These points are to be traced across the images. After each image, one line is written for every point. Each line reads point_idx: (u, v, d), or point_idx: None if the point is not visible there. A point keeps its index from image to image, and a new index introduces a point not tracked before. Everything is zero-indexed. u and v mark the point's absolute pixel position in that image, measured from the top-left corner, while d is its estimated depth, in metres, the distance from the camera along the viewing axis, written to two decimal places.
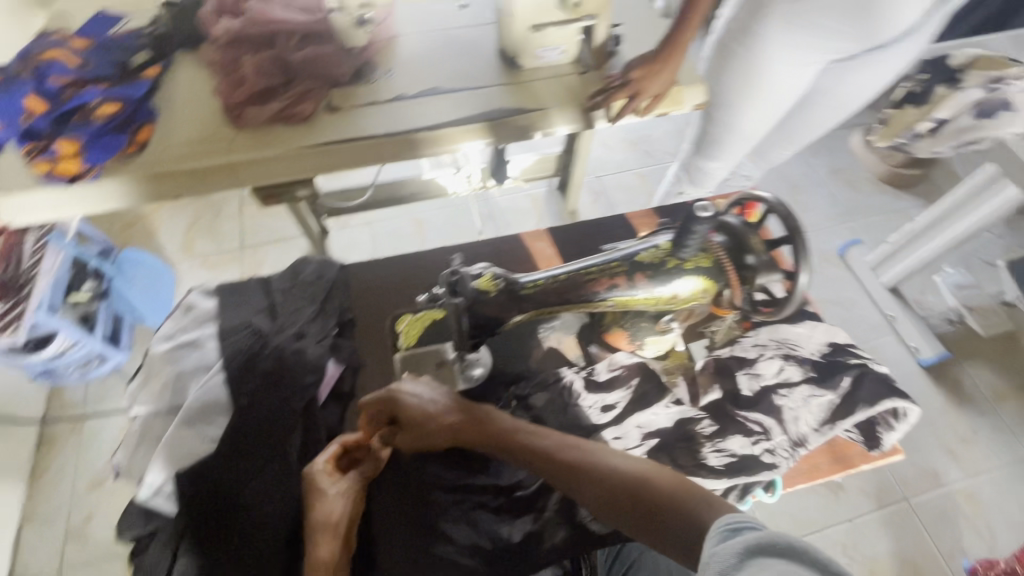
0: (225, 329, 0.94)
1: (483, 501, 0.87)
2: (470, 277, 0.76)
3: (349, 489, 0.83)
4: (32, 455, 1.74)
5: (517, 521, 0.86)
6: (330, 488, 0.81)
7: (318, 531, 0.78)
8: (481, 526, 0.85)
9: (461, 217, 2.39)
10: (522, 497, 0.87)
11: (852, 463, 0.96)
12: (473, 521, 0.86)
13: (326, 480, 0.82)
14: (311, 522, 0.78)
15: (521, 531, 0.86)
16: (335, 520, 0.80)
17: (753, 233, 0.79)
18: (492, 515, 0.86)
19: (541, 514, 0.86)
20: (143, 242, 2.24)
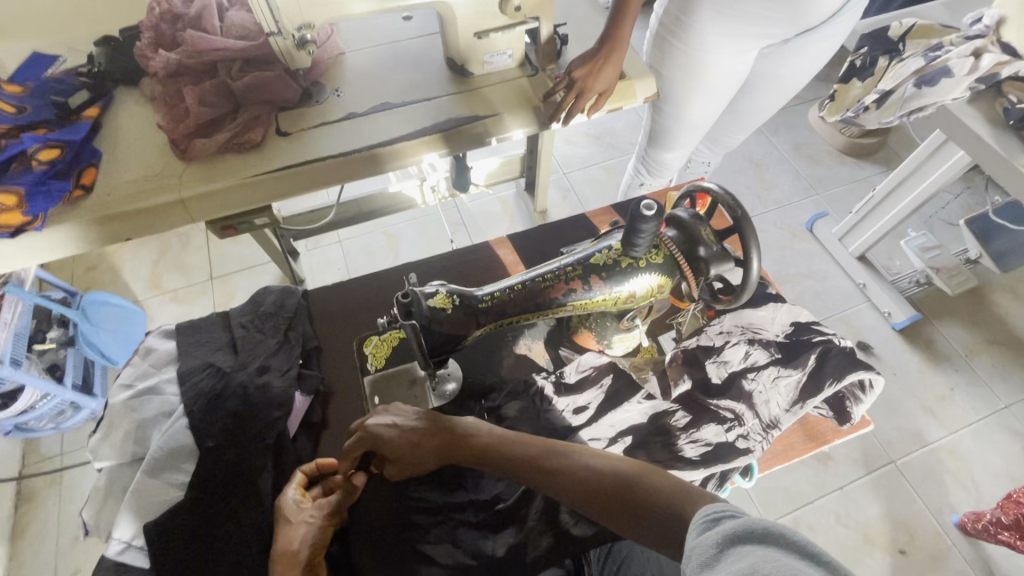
0: (184, 371, 0.92)
1: (464, 519, 0.86)
2: (424, 297, 0.74)
3: (319, 517, 0.78)
4: (12, 514, 1.69)
5: (500, 535, 0.86)
6: (293, 516, 0.78)
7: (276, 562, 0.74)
8: (464, 544, 0.85)
9: (433, 227, 2.38)
10: (503, 510, 0.87)
11: (825, 439, 0.97)
12: (456, 540, 0.85)
13: (292, 507, 0.79)
14: (274, 551, 0.76)
15: (505, 545, 0.85)
16: (297, 549, 0.75)
17: (702, 225, 0.80)
18: (474, 531, 0.86)
19: (523, 525, 0.86)
20: (109, 283, 2.19)
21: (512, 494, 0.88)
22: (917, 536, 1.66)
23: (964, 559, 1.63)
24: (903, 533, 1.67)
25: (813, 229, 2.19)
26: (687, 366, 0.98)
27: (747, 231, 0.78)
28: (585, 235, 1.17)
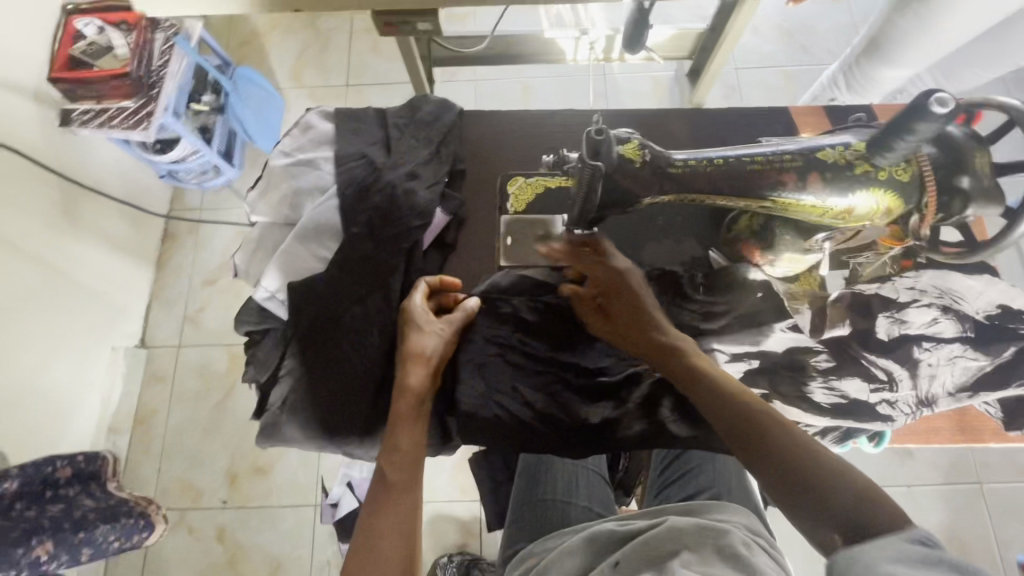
0: (340, 155, 0.92)
1: (564, 377, 0.87)
2: (616, 142, 0.65)
3: (444, 332, 0.83)
4: (159, 245, 1.96)
5: (595, 405, 0.87)
6: (426, 324, 0.82)
7: (411, 361, 0.80)
8: (562, 401, 0.86)
9: (574, 89, 2.17)
10: (604, 384, 0.87)
11: (980, 438, 0.86)
12: (553, 394, 0.87)
13: (422, 314, 0.83)
14: (405, 349, 0.81)
15: (598, 415, 0.86)
16: (427, 355, 0.81)
17: (977, 150, 0.63)
18: (572, 393, 0.87)
19: (621, 404, 0.86)
20: (257, 62, 2.24)
21: (617, 373, 0.88)
22: (969, 556, 1.55)
23: None
24: (954, 548, 1.56)
25: None
26: (852, 312, 0.85)
27: None
28: (777, 134, 1.00)
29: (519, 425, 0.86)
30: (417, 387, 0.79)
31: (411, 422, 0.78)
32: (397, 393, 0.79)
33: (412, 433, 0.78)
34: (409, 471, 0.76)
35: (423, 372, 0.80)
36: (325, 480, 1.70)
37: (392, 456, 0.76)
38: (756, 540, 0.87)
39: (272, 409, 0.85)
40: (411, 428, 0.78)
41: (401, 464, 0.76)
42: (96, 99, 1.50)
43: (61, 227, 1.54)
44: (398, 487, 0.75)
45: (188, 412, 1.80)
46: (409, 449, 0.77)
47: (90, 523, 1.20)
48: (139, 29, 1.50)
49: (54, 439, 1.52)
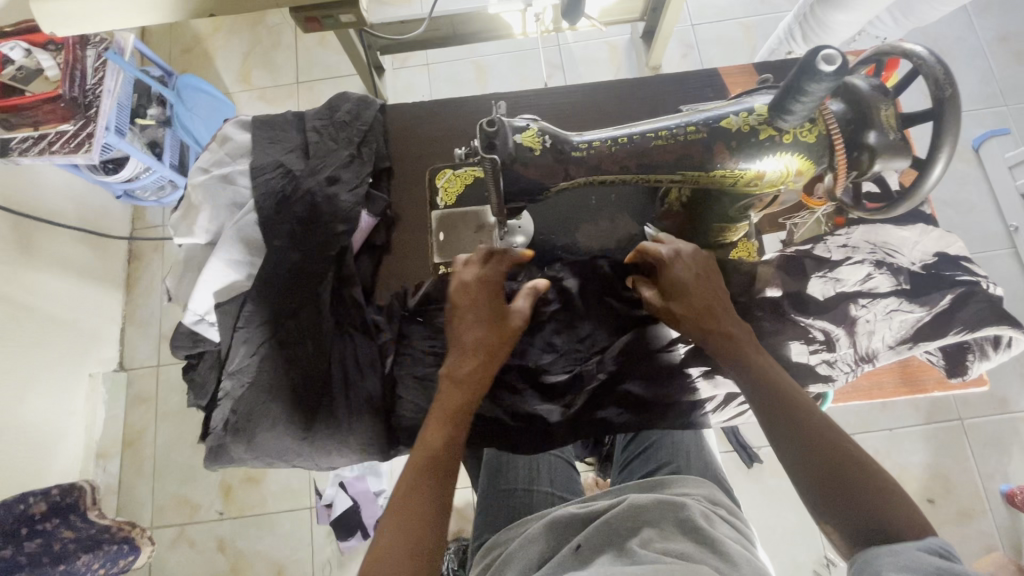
0: (255, 167, 0.89)
1: (504, 378, 0.87)
2: (512, 130, 0.63)
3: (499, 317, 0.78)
4: (125, 266, 1.92)
5: (543, 404, 0.86)
6: (480, 308, 0.78)
7: (462, 349, 0.77)
8: (502, 402, 0.86)
9: (528, 62, 2.11)
10: (547, 382, 0.87)
11: (924, 389, 0.88)
12: (494, 398, 0.86)
13: (475, 296, 0.78)
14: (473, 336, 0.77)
15: (540, 409, 0.86)
16: (482, 344, 0.76)
17: (884, 103, 0.61)
18: (514, 394, 0.86)
19: (567, 407, 0.86)
20: (201, 68, 2.17)
21: (559, 369, 0.87)
22: (953, 491, 1.57)
23: (994, 524, 1.54)
24: (938, 485, 1.58)
25: (978, 149, 1.78)
26: (788, 276, 0.84)
27: (945, 118, 0.59)
28: (709, 98, 0.97)
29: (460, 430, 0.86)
30: (468, 376, 0.75)
31: (458, 412, 0.74)
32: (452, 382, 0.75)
33: (451, 420, 0.73)
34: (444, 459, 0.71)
35: (479, 360, 0.76)
36: (317, 483, 1.69)
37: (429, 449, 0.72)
38: (713, 509, 0.88)
39: (215, 432, 0.84)
40: (453, 419, 0.73)
41: (440, 455, 0.71)
42: (33, 125, 1.43)
43: (16, 261, 1.50)
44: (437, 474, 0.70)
45: (175, 430, 1.78)
46: (449, 438, 0.72)
47: (70, 555, 1.23)
48: (68, 48, 1.45)
49: (40, 471, 1.50)
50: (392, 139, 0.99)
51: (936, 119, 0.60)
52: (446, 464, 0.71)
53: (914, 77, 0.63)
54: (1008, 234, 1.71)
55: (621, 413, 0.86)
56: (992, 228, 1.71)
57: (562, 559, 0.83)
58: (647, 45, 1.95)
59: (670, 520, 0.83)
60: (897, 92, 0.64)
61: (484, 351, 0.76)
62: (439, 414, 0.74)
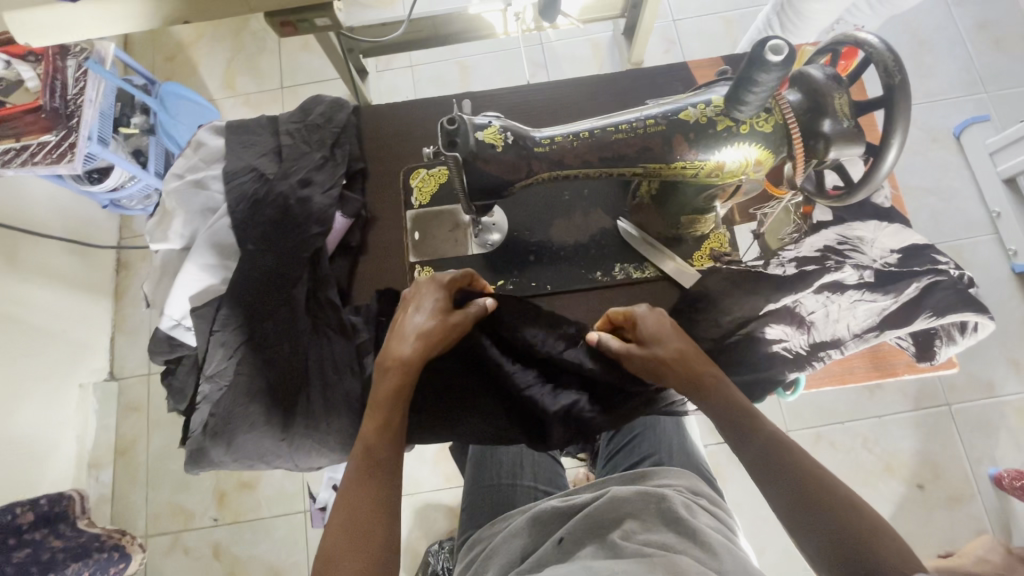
0: (228, 172, 0.90)
1: (482, 382, 0.87)
2: (474, 127, 0.64)
3: (444, 307, 0.79)
4: (113, 275, 1.92)
5: (524, 410, 0.86)
6: (423, 303, 0.79)
7: (396, 338, 0.76)
8: (483, 410, 0.86)
9: (512, 62, 2.11)
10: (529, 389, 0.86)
11: (895, 372, 0.89)
12: (477, 407, 0.86)
13: (416, 298, 0.79)
14: (403, 331, 0.77)
15: (521, 419, 0.86)
16: (416, 330, 0.76)
17: (838, 91, 0.62)
18: (494, 397, 0.87)
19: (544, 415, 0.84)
20: (185, 76, 2.17)
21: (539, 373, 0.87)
22: (943, 476, 1.58)
23: (984, 508, 1.55)
24: (928, 470, 1.59)
25: (958, 137, 1.80)
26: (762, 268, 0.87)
27: (896, 105, 0.60)
28: (679, 91, 0.97)
29: (450, 432, 0.86)
30: (402, 357, 0.75)
31: (389, 396, 0.73)
32: (383, 368, 0.75)
33: (387, 412, 0.73)
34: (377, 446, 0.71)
35: (417, 342, 0.76)
36: (311, 486, 1.70)
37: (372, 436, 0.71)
38: (693, 498, 0.88)
39: (195, 435, 0.84)
40: (386, 405, 0.73)
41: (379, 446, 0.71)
42: (15, 137, 1.40)
43: (2, 273, 1.50)
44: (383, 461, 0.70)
45: (167, 438, 1.78)
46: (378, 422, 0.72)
47: (60, 563, 1.24)
48: (48, 58, 1.46)
49: (31, 483, 1.50)
50: (365, 140, 1.00)
51: (890, 106, 0.61)
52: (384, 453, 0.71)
53: (868, 65, 0.65)
54: (991, 220, 1.73)
55: (605, 421, 0.84)
56: (975, 214, 1.73)
57: (547, 555, 0.83)
58: (629, 41, 1.95)
59: (649, 512, 0.83)
60: (851, 80, 0.66)
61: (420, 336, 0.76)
62: (373, 402, 0.74)
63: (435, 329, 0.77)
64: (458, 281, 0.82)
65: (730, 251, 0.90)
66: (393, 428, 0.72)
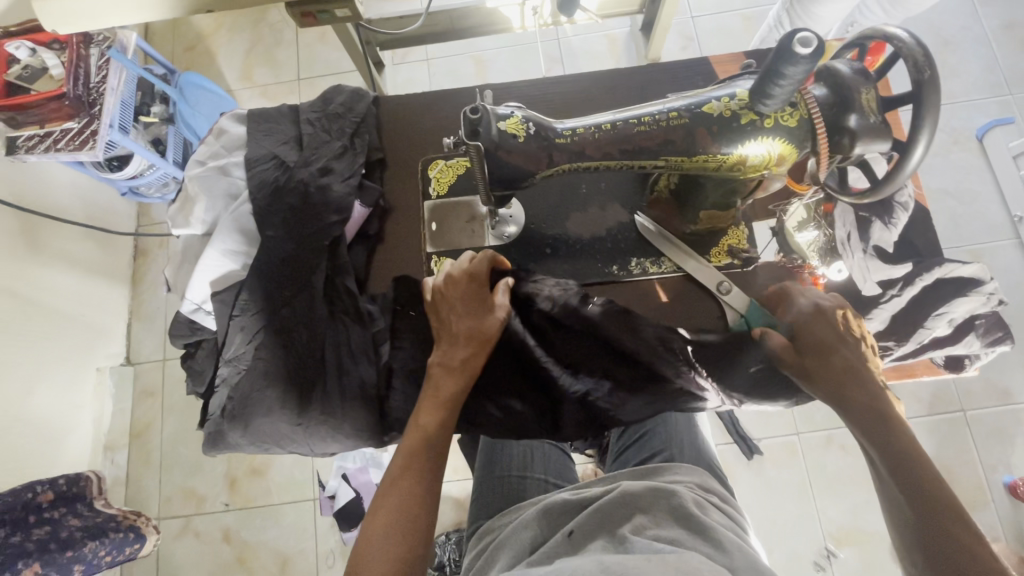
0: (250, 159, 0.91)
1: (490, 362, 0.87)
2: (496, 117, 0.64)
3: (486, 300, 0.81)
4: (131, 262, 1.94)
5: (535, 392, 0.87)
6: (462, 294, 0.81)
7: (454, 339, 0.79)
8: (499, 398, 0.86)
9: (528, 56, 2.10)
10: (546, 377, 0.86)
11: (914, 373, 0.94)
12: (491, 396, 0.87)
13: (454, 291, 0.81)
14: (466, 333, 0.79)
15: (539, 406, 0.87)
16: (475, 333, 0.79)
17: (864, 86, 0.62)
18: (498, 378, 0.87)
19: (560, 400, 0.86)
20: (203, 66, 2.19)
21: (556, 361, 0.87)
22: (956, 483, 1.56)
23: (997, 516, 1.53)
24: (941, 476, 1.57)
25: (981, 139, 1.77)
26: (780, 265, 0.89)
27: (924, 101, 0.59)
28: (700, 86, 0.97)
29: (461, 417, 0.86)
30: (456, 357, 0.78)
31: (454, 396, 0.77)
32: (445, 370, 0.78)
33: (443, 404, 0.76)
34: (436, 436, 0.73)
35: (467, 330, 0.79)
36: (321, 474, 1.72)
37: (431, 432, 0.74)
38: (704, 495, 0.88)
39: (214, 418, 0.86)
40: (444, 402, 0.76)
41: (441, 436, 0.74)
42: (38, 124, 1.46)
43: (24, 257, 1.53)
44: (434, 456, 0.72)
45: (180, 423, 1.81)
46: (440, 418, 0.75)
47: (77, 542, 1.25)
48: (71, 47, 1.48)
49: (48, 462, 1.53)
50: (385, 131, 1.01)
51: (918, 101, 0.60)
52: (440, 441, 0.73)
53: (896, 61, 0.64)
54: (1013, 225, 1.70)
55: (621, 411, 0.84)
56: (996, 218, 1.70)
57: (556, 544, 0.83)
58: (647, 38, 1.94)
59: (661, 505, 0.84)
60: (879, 76, 0.65)
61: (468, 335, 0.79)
62: (435, 399, 0.76)
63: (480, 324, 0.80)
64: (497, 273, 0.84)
65: (746, 247, 0.89)
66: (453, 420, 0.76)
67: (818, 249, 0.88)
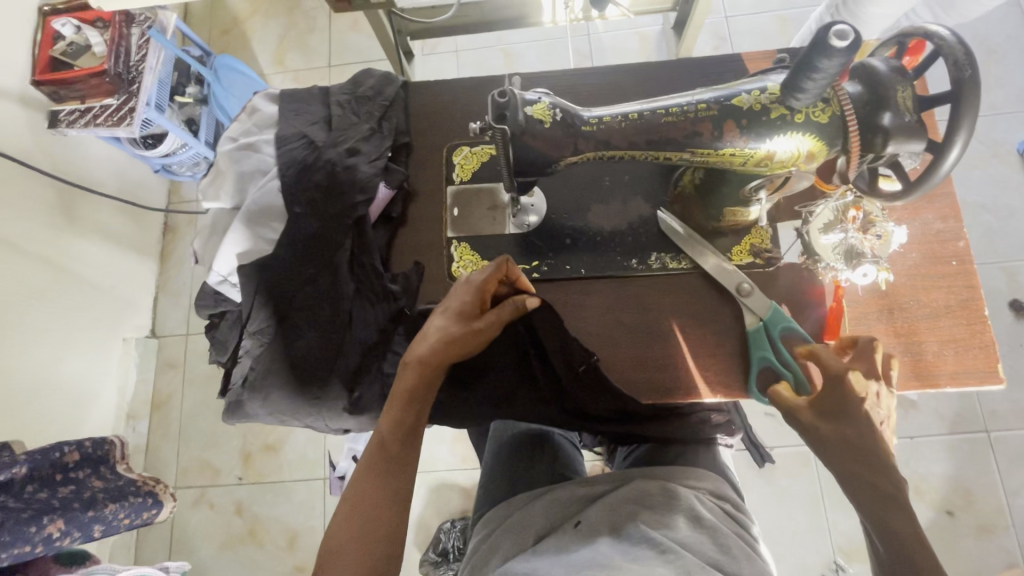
0: (280, 137, 0.93)
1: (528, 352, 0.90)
2: (523, 102, 0.65)
3: (472, 324, 0.80)
4: (161, 238, 2.00)
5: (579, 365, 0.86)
6: (438, 324, 0.80)
7: (388, 404, 0.77)
8: (521, 379, 0.90)
9: (556, 50, 2.10)
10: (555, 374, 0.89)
11: (936, 383, 0.82)
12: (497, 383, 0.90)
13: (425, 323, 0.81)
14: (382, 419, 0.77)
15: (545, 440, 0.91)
16: (384, 427, 0.76)
17: (900, 84, 0.60)
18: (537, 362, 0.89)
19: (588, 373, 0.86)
20: (239, 50, 2.23)
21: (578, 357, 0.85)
22: (976, 505, 1.52)
23: (1017, 541, 1.48)
24: (959, 497, 1.53)
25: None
26: (791, 270, 0.89)
27: (963, 100, 0.58)
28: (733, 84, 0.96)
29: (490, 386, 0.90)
30: (385, 433, 0.75)
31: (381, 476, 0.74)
32: (373, 454, 0.75)
33: (390, 501, 0.73)
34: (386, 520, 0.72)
35: (413, 376, 0.78)
36: (332, 454, 1.75)
37: (365, 495, 0.72)
38: (719, 507, 0.85)
39: (234, 388, 0.89)
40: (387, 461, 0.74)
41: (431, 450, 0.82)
42: (80, 99, 1.52)
43: (61, 228, 1.58)
44: (377, 519, 0.71)
45: (200, 396, 1.85)
46: (381, 495, 0.73)
47: (99, 502, 1.18)
48: (114, 25, 1.53)
49: (73, 426, 1.59)
50: (412, 116, 1.02)
51: (957, 101, 0.59)
52: (393, 530, 0.72)
53: (938, 58, 0.62)
54: None
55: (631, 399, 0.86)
56: None
57: (563, 535, 0.81)
58: (678, 37, 1.90)
59: (639, 495, 0.84)
60: (916, 74, 0.64)
61: (403, 400, 0.77)
62: (359, 489, 0.73)
63: (449, 348, 0.79)
64: (441, 312, 0.81)
65: (770, 248, 0.89)
66: (395, 476, 0.74)
67: (842, 251, 0.84)
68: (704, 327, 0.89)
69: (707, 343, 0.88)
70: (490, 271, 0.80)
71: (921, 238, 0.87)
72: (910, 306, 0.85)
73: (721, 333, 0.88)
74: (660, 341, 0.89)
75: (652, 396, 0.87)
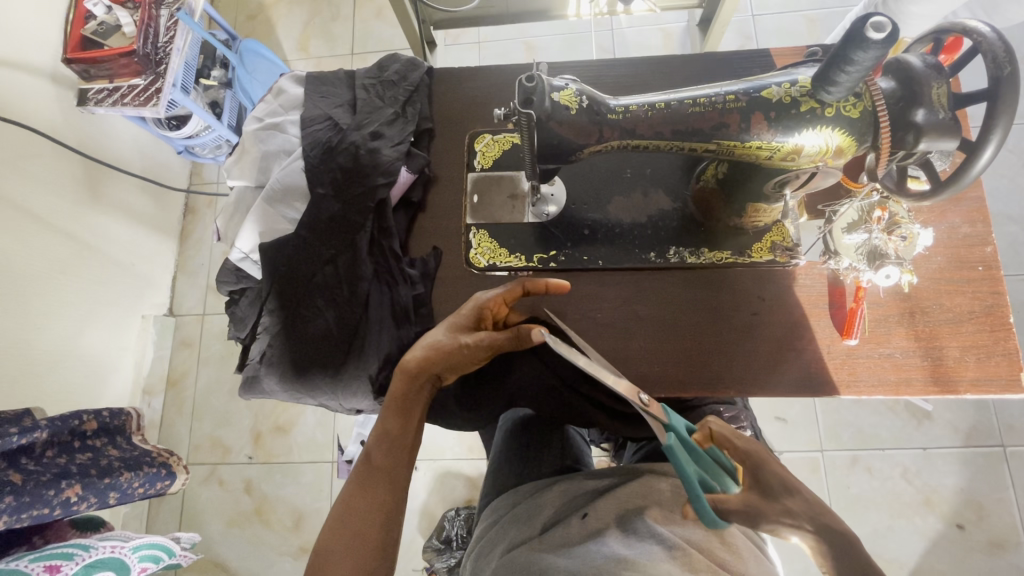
0: (305, 119, 0.94)
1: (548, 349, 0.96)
2: (551, 87, 0.65)
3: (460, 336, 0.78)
4: (181, 218, 2.03)
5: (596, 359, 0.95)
6: (431, 334, 0.81)
7: (381, 412, 0.79)
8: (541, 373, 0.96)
9: (578, 44, 2.08)
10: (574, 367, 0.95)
11: (956, 390, 0.81)
12: (517, 377, 0.96)
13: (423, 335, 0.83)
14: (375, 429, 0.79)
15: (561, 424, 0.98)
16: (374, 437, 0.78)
17: (937, 80, 0.59)
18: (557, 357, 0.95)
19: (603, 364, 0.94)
20: (263, 35, 2.25)
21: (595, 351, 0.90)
22: (986, 519, 1.50)
23: None
24: (970, 510, 1.50)
25: None
26: (811, 269, 0.88)
27: (1001, 97, 0.57)
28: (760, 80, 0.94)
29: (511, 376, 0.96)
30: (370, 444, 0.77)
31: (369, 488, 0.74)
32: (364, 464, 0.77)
33: (374, 518, 0.72)
34: (366, 538, 0.71)
35: (400, 385, 0.78)
36: (341, 438, 1.78)
37: (356, 503, 0.73)
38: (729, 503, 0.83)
39: (253, 363, 0.91)
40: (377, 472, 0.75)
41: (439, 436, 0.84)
42: (109, 78, 1.54)
43: (87, 204, 1.61)
44: (364, 529, 0.71)
45: (214, 375, 1.88)
46: (370, 505, 0.73)
47: (115, 471, 1.20)
48: (144, 6, 1.52)
49: (91, 398, 1.62)
50: (436, 102, 1.02)
51: (993, 99, 0.58)
52: (381, 539, 0.71)
53: (974, 55, 0.61)
54: None
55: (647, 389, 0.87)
56: None
57: (569, 528, 0.81)
58: (703, 33, 1.88)
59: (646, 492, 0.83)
60: (954, 70, 0.62)
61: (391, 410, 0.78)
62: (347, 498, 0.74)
63: (433, 357, 0.78)
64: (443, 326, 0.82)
65: (791, 246, 0.87)
66: (387, 485, 0.74)
67: (865, 251, 0.83)
68: (722, 323, 0.88)
69: (723, 339, 0.87)
70: (498, 290, 0.81)
71: (947, 243, 0.86)
72: (932, 309, 0.84)
73: (737, 330, 0.88)
74: (678, 336, 0.88)
75: (668, 390, 0.86)
